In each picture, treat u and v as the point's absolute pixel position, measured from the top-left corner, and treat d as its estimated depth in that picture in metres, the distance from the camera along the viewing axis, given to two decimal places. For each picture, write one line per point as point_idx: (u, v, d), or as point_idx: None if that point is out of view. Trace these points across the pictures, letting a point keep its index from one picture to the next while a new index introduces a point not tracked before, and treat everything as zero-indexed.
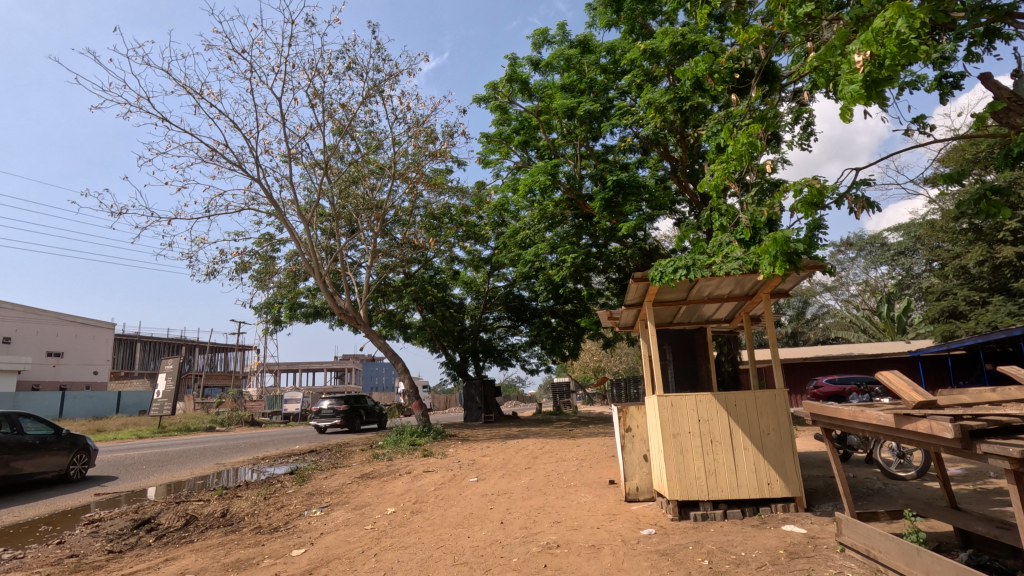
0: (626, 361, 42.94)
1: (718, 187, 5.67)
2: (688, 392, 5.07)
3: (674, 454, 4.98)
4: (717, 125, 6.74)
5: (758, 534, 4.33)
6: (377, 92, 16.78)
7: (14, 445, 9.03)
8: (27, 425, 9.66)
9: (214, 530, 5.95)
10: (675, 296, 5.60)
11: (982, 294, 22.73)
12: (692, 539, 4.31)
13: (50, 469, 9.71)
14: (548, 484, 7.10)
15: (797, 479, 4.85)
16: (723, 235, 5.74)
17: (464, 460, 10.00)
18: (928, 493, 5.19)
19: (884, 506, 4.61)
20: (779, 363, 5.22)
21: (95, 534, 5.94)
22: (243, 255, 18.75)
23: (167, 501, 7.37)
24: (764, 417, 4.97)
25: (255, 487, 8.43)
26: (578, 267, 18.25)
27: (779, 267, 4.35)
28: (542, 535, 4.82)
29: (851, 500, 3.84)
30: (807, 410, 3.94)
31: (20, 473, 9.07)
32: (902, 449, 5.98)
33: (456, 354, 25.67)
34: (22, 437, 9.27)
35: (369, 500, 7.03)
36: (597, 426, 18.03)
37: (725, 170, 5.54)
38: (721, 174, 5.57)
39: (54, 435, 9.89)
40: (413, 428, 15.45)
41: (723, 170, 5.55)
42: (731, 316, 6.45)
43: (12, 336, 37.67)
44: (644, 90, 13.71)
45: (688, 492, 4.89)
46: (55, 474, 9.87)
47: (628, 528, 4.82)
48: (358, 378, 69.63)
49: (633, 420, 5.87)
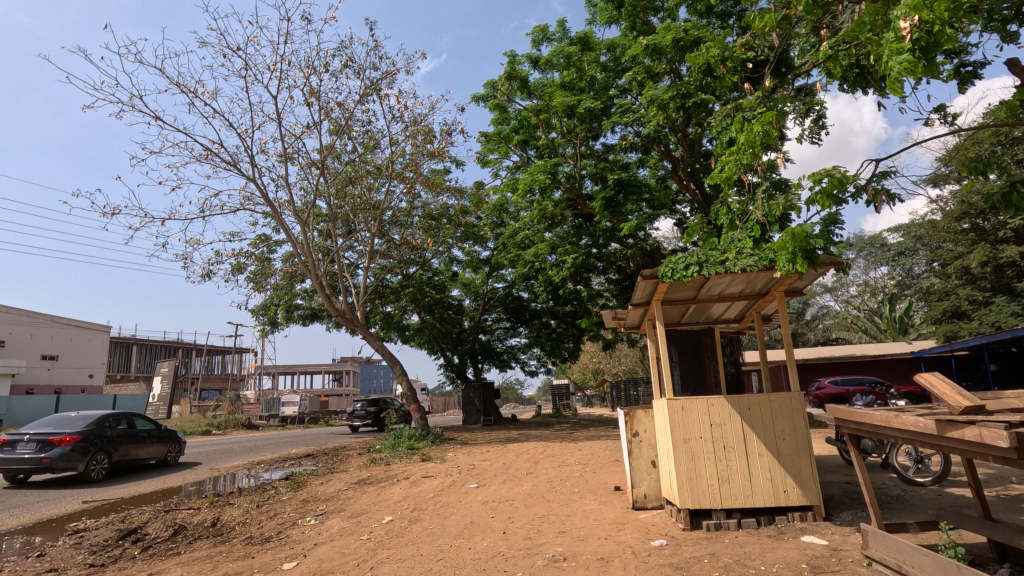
0: (625, 363, 42.69)
1: (729, 180, 5.46)
2: (700, 396, 4.84)
3: (685, 460, 4.74)
4: (724, 118, 6.54)
5: (777, 546, 4.09)
6: (375, 90, 16.57)
7: (129, 437, 11.41)
8: (137, 421, 12.08)
9: (203, 541, 5.70)
10: (684, 296, 5.37)
11: (985, 294, 22.56)
12: (706, 551, 4.07)
13: (153, 456, 12.16)
14: (551, 490, 6.86)
15: (814, 487, 4.62)
16: (734, 231, 5.53)
17: (464, 465, 9.75)
18: (951, 500, 4.96)
19: (909, 515, 4.38)
20: (795, 364, 4.99)
21: (78, 546, 5.69)
22: (239, 256, 18.50)
23: (156, 509, 7.13)
24: (779, 421, 4.74)
25: (248, 494, 8.18)
26: (579, 268, 18.02)
27: (798, 265, 4.15)
28: (547, 546, 4.57)
29: (879, 511, 3.60)
30: (832, 415, 3.71)
31: (133, 458, 11.43)
32: (920, 454, 5.75)
33: (455, 356, 25.40)
34: (137, 431, 11.73)
35: (365, 508, 6.78)
36: (598, 429, 17.77)
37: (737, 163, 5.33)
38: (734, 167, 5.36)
39: (156, 429, 12.29)
40: (411, 432, 15.19)
41: (736, 162, 5.35)
42: (740, 316, 6.24)
43: (6, 339, 37.29)
44: (646, 87, 13.50)
45: (700, 500, 4.65)
46: (157, 460, 12.34)
47: (638, 538, 4.58)
48: (356, 381, 69.23)
49: (640, 424, 5.63)
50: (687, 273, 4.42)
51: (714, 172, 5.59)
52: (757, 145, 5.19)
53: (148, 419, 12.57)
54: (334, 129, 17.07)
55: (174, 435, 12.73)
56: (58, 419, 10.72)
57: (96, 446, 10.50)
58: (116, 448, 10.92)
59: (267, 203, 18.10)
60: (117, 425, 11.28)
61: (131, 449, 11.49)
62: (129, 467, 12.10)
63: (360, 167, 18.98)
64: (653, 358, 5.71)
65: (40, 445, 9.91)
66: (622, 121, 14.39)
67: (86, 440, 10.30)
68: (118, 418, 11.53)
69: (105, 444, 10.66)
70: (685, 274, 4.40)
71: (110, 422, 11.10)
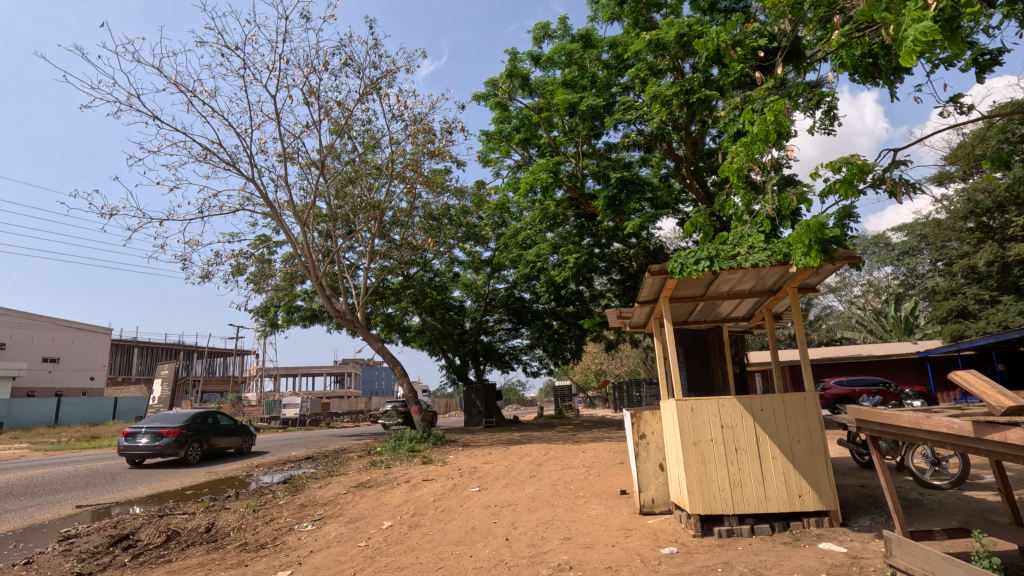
0: (627, 364, 42.44)
1: (740, 172, 5.29)
2: (710, 397, 4.65)
3: (695, 463, 4.56)
4: (733, 111, 6.36)
5: (793, 554, 3.90)
6: (374, 89, 16.42)
7: (216, 431, 14.53)
8: (221, 418, 15.24)
9: (195, 548, 5.53)
10: (692, 292, 5.19)
11: (992, 294, 22.32)
12: (719, 560, 3.88)
13: (234, 445, 15.36)
14: (555, 494, 6.66)
15: (831, 491, 4.43)
16: (743, 225, 5.36)
17: (465, 468, 9.55)
18: (972, 504, 4.76)
19: (931, 521, 4.18)
20: (808, 363, 4.81)
21: (68, 553, 5.52)
22: (239, 257, 18.34)
23: (150, 514, 6.96)
24: (793, 422, 4.55)
25: (245, 498, 8.00)
26: (581, 268, 17.82)
27: (814, 258, 3.98)
28: (552, 554, 4.38)
29: (903, 518, 3.42)
30: (855, 416, 3.52)
31: (218, 447, 14.58)
32: (937, 456, 5.55)
33: (456, 357, 25.21)
34: (220, 425, 14.80)
35: (364, 513, 6.59)
36: (601, 431, 17.56)
37: (748, 154, 5.16)
38: (744, 158, 5.19)
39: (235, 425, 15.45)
40: (412, 434, 14.99)
41: (746, 153, 5.17)
42: (750, 314, 6.07)
43: (7, 342, 37.17)
44: (649, 84, 13.34)
45: (711, 505, 4.47)
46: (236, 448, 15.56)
47: (646, 545, 4.38)
48: (357, 383, 69.02)
49: (647, 426, 5.44)
50: (697, 267, 4.24)
51: (724, 163, 5.41)
52: (768, 135, 5.03)
53: (228, 415, 15.68)
54: (334, 129, 16.95)
55: (246, 429, 15.59)
56: (163, 417, 13.81)
57: (192, 437, 13.58)
58: (206, 438, 14.00)
59: (266, 203, 17.95)
60: (206, 421, 14.38)
61: (216, 439, 14.58)
62: (213, 455, 15.10)
63: (361, 168, 18.84)
64: (659, 358, 5.53)
65: (153, 436, 12.95)
66: (624, 118, 14.21)
67: (184, 432, 13.30)
68: (206, 415, 14.66)
69: (198, 435, 13.67)
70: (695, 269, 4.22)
71: (200, 418, 14.07)
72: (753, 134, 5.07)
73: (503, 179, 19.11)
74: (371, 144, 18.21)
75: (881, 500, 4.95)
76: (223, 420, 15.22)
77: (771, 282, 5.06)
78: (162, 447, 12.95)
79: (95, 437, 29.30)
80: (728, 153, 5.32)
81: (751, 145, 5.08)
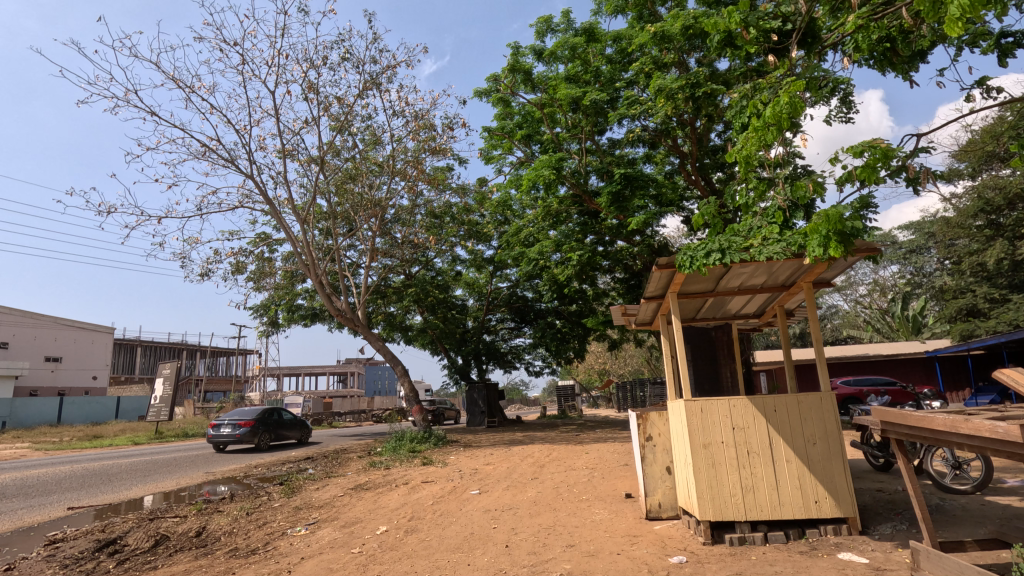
0: (631, 364, 42.14)
1: (750, 160, 5.03)
2: (721, 396, 4.41)
3: (704, 468, 4.32)
4: (739, 101, 6.10)
5: (811, 565, 3.65)
6: (375, 85, 16.24)
7: (281, 423, 18.12)
8: (285, 414, 18.83)
9: (183, 554, 5.33)
10: (701, 287, 4.94)
11: (1002, 292, 21.99)
12: (732, 571, 3.64)
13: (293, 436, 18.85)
14: (558, 497, 6.42)
15: (849, 497, 4.18)
16: (754, 217, 5.11)
17: (465, 469, 9.32)
18: (998, 510, 4.51)
19: (957, 531, 3.94)
20: (824, 361, 4.55)
21: (51, 558, 5.32)
22: (238, 255, 18.17)
23: (140, 517, 6.77)
24: (809, 423, 4.30)
25: (239, 500, 7.80)
26: (584, 266, 17.58)
27: (833, 249, 3.72)
28: (554, 563, 4.15)
29: (930, 527, 3.21)
30: (882, 418, 3.31)
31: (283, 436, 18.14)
32: (958, 459, 5.28)
33: (458, 356, 24.98)
34: (284, 419, 18.41)
35: (359, 517, 6.37)
36: (604, 431, 17.31)
37: (759, 142, 4.90)
38: (755, 146, 4.93)
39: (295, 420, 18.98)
40: (413, 434, 14.78)
41: (757, 140, 4.91)
42: (761, 310, 5.82)
43: (9, 341, 37.15)
44: (653, 78, 13.12)
45: (722, 512, 4.23)
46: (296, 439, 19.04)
47: (654, 554, 4.14)
48: (361, 382, 68.91)
49: (654, 428, 5.19)
50: (706, 260, 3.98)
51: (734, 151, 5.13)
52: (780, 121, 4.78)
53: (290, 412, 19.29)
54: (336, 125, 16.79)
55: (302, 423, 19.08)
56: (242, 411, 17.60)
57: (263, 428, 17.19)
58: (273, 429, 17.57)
59: (266, 200, 17.79)
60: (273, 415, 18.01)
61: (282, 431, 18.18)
62: (278, 443, 18.81)
63: (362, 165, 18.67)
64: (667, 357, 5.29)
65: (234, 427, 16.71)
66: (628, 113, 13.99)
67: (256, 424, 16.87)
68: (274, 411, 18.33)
69: (267, 427, 17.24)
70: (704, 262, 3.96)
71: (267, 413, 17.68)
72: (765, 120, 4.81)
73: (506, 176, 18.91)
74: (372, 141, 18.03)
75: (901, 506, 4.70)
76: (287, 416, 18.79)
77: (784, 275, 4.81)
78: (241, 435, 16.67)
79: (97, 437, 29.23)
80: (738, 141, 5.04)
81: (764, 132, 4.82)
